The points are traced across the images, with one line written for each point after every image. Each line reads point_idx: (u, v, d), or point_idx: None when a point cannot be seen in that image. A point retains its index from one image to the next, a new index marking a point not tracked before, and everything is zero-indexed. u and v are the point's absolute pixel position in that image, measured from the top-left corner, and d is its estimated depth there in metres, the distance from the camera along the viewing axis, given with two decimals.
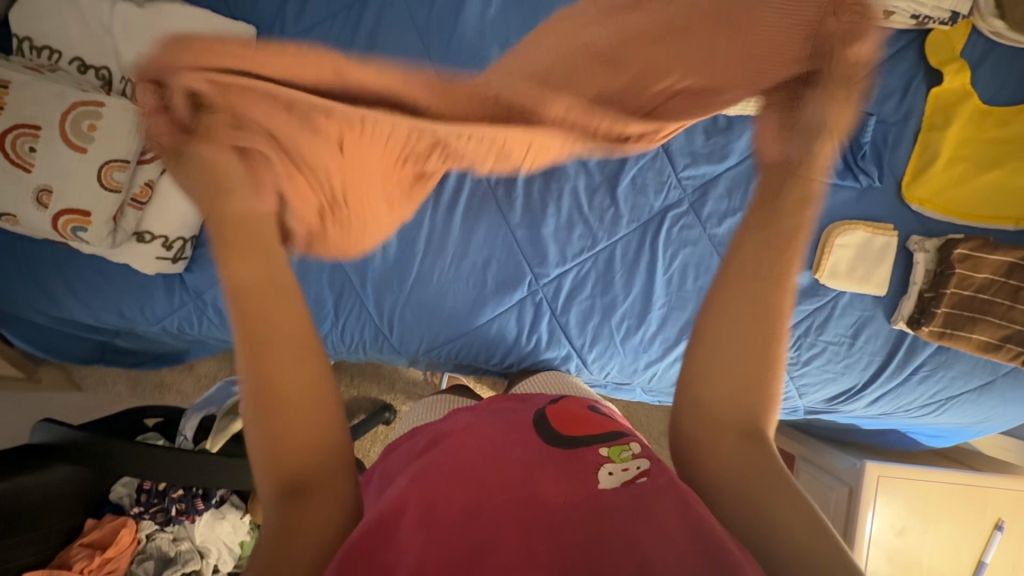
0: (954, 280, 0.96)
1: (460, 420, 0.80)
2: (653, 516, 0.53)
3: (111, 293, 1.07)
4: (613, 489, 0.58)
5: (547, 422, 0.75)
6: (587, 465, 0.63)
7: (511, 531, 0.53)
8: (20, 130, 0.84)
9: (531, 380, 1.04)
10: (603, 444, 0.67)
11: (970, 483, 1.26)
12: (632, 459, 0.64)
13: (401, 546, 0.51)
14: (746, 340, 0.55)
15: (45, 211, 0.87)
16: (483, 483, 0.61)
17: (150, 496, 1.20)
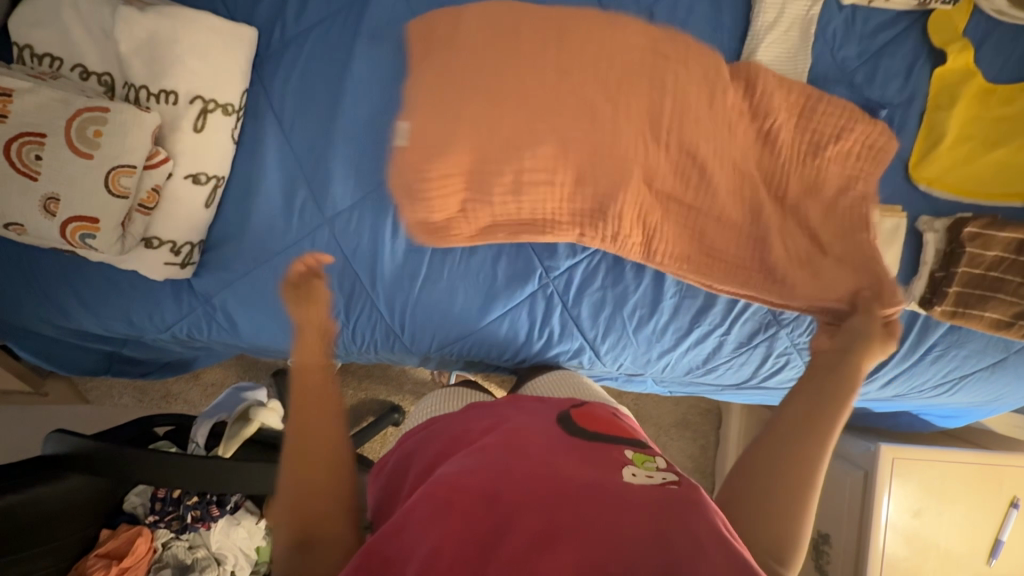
0: (965, 258, 0.96)
1: (481, 414, 0.81)
2: (684, 521, 0.56)
3: (118, 301, 1.07)
4: (642, 486, 0.61)
5: (574, 422, 0.77)
6: (613, 462, 0.66)
7: (530, 519, 0.55)
8: (26, 138, 0.84)
9: (540, 381, 1.03)
10: (629, 447, 0.71)
11: (985, 462, 1.26)
12: (656, 470, 0.66)
13: (414, 536, 0.54)
14: (793, 461, 0.69)
15: (53, 219, 0.87)
16: (505, 465, 0.63)
17: (164, 504, 1.20)
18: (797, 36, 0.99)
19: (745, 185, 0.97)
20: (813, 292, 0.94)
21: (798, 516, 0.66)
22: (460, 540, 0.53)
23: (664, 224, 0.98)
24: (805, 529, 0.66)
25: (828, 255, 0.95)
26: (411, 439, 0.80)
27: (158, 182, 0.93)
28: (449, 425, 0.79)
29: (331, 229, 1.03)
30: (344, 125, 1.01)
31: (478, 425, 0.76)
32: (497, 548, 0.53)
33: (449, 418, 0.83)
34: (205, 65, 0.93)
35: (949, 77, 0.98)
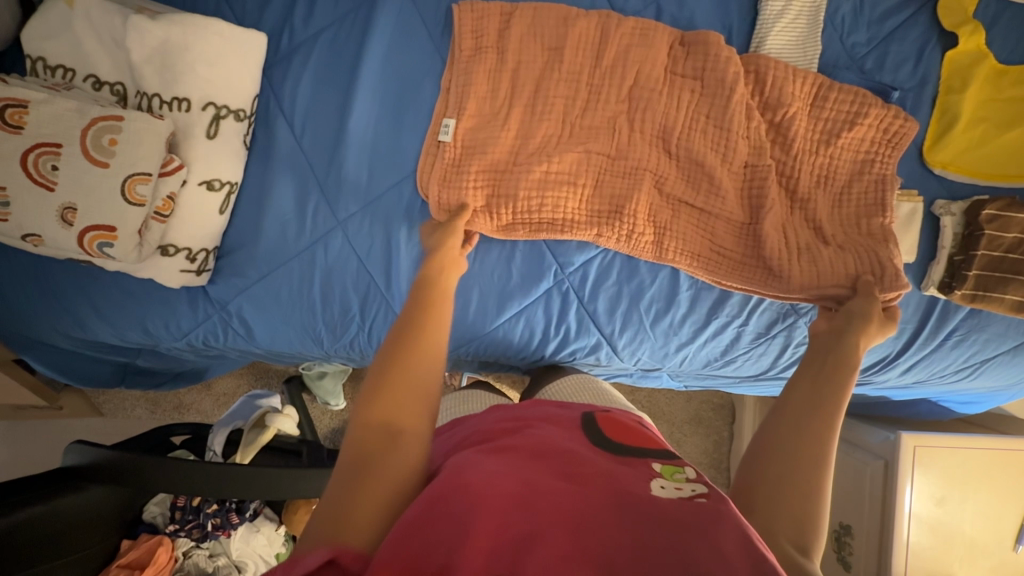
0: (983, 241, 0.95)
1: (508, 414, 0.81)
2: (714, 535, 0.56)
3: (136, 310, 1.07)
4: (670, 500, 0.61)
5: (595, 426, 0.77)
6: (641, 474, 0.66)
7: (561, 523, 0.56)
8: (42, 149, 0.84)
9: (563, 385, 1.03)
10: (657, 460, 0.71)
11: (1008, 448, 1.25)
12: (685, 482, 0.66)
13: (446, 530, 0.54)
14: (806, 443, 0.68)
15: (70, 229, 0.87)
16: (535, 472, 0.64)
17: (184, 513, 1.18)
18: (806, 24, 0.99)
19: (752, 178, 0.97)
20: (812, 279, 0.93)
21: (817, 499, 0.63)
22: (493, 536, 0.54)
23: (675, 220, 0.98)
24: (824, 510, 0.63)
25: (830, 242, 0.95)
26: (439, 442, 0.81)
27: (172, 190, 0.93)
28: (474, 427, 0.80)
29: (344, 232, 1.03)
30: (359, 130, 1.01)
31: (504, 426, 0.77)
32: (527, 547, 0.52)
33: (473, 419, 0.83)
34: (216, 71, 0.93)
35: (960, 60, 0.98)
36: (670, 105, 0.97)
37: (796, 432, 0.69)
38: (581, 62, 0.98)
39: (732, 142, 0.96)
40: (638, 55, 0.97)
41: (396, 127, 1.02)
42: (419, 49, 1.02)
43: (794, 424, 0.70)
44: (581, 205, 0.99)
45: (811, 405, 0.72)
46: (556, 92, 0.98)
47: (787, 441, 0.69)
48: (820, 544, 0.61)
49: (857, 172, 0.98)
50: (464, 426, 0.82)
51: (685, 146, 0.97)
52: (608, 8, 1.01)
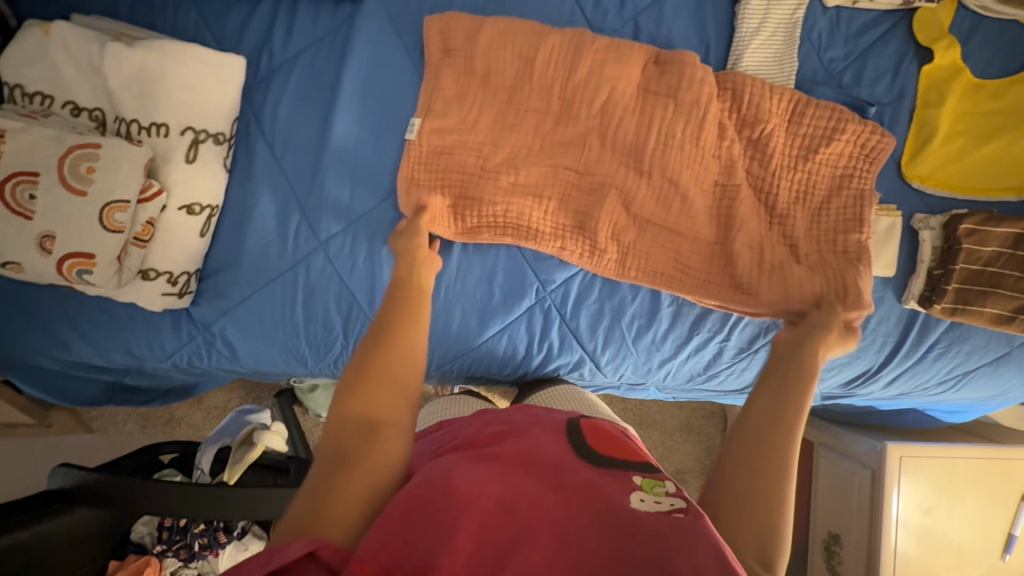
0: (962, 255, 0.95)
1: (498, 418, 0.81)
2: (690, 550, 0.55)
3: (120, 333, 1.07)
4: (648, 513, 0.62)
5: (583, 435, 0.77)
6: (622, 486, 0.66)
7: (547, 531, 0.57)
8: (19, 178, 0.85)
9: (546, 394, 1.04)
10: (638, 473, 0.71)
11: (996, 457, 1.25)
12: (665, 496, 0.66)
13: (431, 531, 0.54)
14: (770, 455, 0.67)
15: (49, 257, 0.87)
16: (522, 480, 0.64)
17: (172, 532, 1.19)
18: (782, 40, 0.99)
19: (722, 197, 0.98)
20: (780, 295, 0.94)
21: (779, 510, 0.63)
22: (478, 539, 0.55)
23: (640, 240, 0.99)
24: (785, 524, 0.63)
25: (803, 261, 0.96)
26: (423, 444, 0.81)
27: (152, 215, 0.93)
28: (462, 429, 0.80)
29: (326, 252, 1.04)
30: (341, 149, 1.02)
31: (492, 429, 0.77)
32: (511, 554, 0.54)
33: (460, 422, 0.83)
34: (193, 97, 0.93)
35: (937, 73, 0.98)
36: (642, 123, 0.97)
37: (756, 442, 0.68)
38: (552, 77, 0.98)
39: (704, 163, 0.97)
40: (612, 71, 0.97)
41: (374, 149, 1.03)
42: (397, 70, 1.02)
43: (757, 438, 0.69)
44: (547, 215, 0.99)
45: (772, 420, 0.70)
46: (529, 106, 0.99)
47: (751, 442, 0.68)
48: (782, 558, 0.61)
49: (836, 188, 0.98)
50: (450, 428, 0.82)
51: (657, 162, 0.97)
52: (585, 24, 1.01)
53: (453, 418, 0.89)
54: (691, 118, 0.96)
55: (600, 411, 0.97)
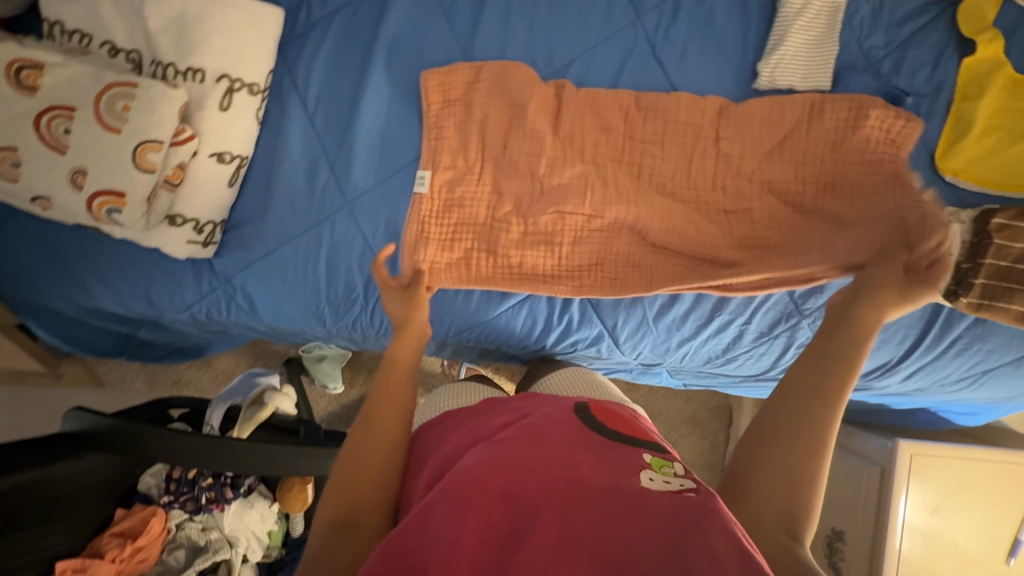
0: (992, 250, 0.94)
1: (505, 406, 0.81)
2: (704, 531, 0.55)
3: (142, 280, 1.07)
4: (660, 492, 0.62)
5: (592, 416, 0.77)
6: (630, 463, 0.66)
7: (550, 516, 0.57)
8: (55, 112, 0.85)
9: (552, 377, 1.03)
10: (648, 451, 0.71)
11: (1004, 461, 1.24)
12: (674, 476, 0.66)
13: (433, 535, 0.56)
14: (806, 424, 0.66)
15: (79, 193, 0.87)
16: (524, 465, 0.64)
17: (180, 484, 1.21)
18: (824, 24, 0.98)
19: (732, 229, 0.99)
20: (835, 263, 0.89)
21: (811, 482, 0.64)
22: (480, 536, 0.56)
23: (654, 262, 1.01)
24: (817, 496, 0.63)
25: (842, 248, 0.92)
26: (430, 433, 0.81)
27: (183, 160, 0.93)
28: (469, 419, 0.80)
29: (351, 212, 1.03)
30: (373, 108, 1.02)
31: (498, 420, 0.76)
32: (511, 551, 0.55)
33: (468, 411, 0.83)
34: (230, 43, 0.93)
35: (977, 67, 0.97)
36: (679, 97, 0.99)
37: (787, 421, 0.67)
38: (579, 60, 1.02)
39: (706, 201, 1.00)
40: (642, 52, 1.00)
41: (406, 112, 1.03)
42: (434, 33, 1.02)
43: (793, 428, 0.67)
44: (559, 262, 1.02)
45: (811, 393, 0.68)
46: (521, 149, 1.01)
47: (789, 408, 0.68)
48: (810, 532, 0.61)
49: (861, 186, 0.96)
50: (458, 419, 0.82)
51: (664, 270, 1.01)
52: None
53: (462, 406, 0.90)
54: (697, 192, 1.00)
55: (605, 393, 0.96)
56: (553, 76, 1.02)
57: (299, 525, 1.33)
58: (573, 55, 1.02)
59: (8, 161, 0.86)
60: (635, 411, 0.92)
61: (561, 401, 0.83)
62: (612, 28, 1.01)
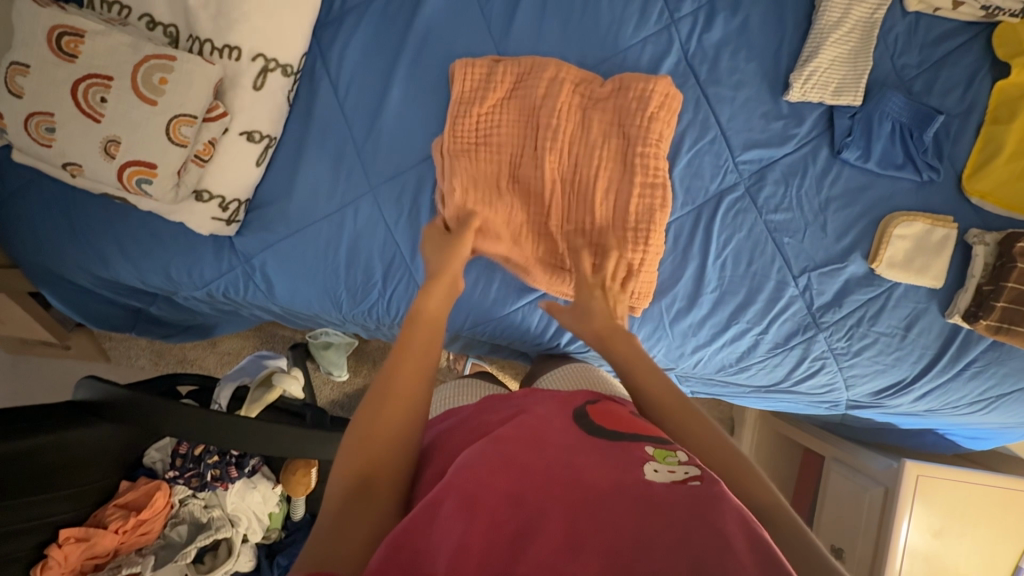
0: (1016, 273, 0.93)
1: (501, 406, 0.83)
2: (717, 519, 0.56)
3: (162, 254, 1.08)
4: (663, 484, 0.63)
5: (591, 418, 0.78)
6: (634, 458, 0.67)
7: (558, 515, 0.58)
8: (92, 80, 0.85)
9: (561, 372, 1.03)
10: (650, 443, 0.72)
11: (1013, 488, 1.23)
12: (678, 464, 0.67)
13: (441, 532, 0.55)
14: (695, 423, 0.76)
15: (111, 162, 0.88)
16: (527, 466, 0.65)
17: (185, 460, 1.19)
18: (858, 39, 0.98)
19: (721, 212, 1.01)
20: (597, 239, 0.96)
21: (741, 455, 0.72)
22: (488, 536, 0.55)
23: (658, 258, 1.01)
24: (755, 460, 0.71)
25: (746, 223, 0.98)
26: (432, 433, 0.82)
27: (214, 135, 0.93)
28: (469, 419, 0.81)
29: (374, 198, 1.04)
30: (402, 96, 1.03)
31: (496, 420, 0.78)
32: (521, 544, 0.55)
33: (467, 411, 0.85)
34: (268, 21, 0.93)
35: (1010, 91, 0.97)
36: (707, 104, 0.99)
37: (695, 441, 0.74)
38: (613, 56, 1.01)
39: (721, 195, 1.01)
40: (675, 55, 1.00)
41: (435, 102, 1.03)
42: (468, 25, 1.02)
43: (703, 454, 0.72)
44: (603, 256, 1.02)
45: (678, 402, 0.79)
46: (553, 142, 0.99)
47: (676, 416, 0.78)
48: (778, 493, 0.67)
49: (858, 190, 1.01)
50: (455, 420, 0.83)
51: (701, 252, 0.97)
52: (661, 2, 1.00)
53: (461, 407, 0.91)
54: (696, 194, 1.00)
55: (614, 390, 0.96)
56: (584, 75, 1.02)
57: (299, 510, 1.33)
58: (605, 55, 1.02)
59: (42, 126, 0.86)
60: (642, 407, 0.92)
61: (559, 401, 0.84)
62: (647, 29, 1.01)
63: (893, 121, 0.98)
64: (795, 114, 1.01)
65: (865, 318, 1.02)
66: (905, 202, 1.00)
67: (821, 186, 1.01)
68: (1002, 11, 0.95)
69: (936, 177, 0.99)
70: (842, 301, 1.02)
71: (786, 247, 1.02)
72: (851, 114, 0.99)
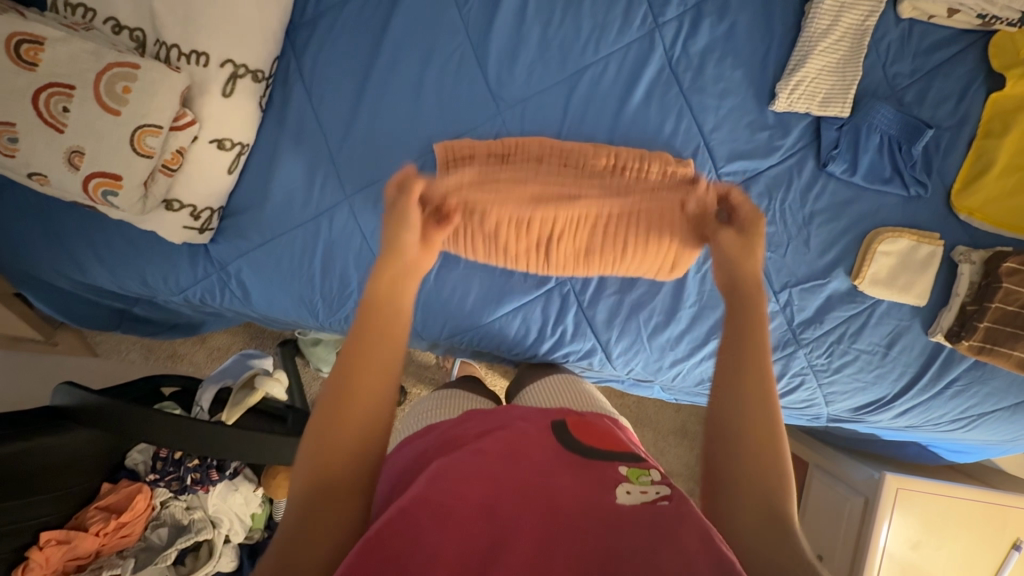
0: (999, 294, 0.92)
1: (479, 419, 0.81)
2: (678, 539, 0.56)
3: (136, 260, 1.07)
4: (633, 506, 0.62)
5: (568, 432, 0.77)
6: (607, 479, 0.67)
7: (530, 532, 0.57)
8: (54, 89, 0.83)
9: (541, 384, 1.02)
10: (624, 463, 0.71)
11: (993, 501, 1.22)
12: (650, 484, 0.67)
13: (415, 542, 0.54)
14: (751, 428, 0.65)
15: (76, 173, 0.86)
16: (503, 485, 0.64)
17: (166, 464, 1.20)
18: (848, 47, 0.94)
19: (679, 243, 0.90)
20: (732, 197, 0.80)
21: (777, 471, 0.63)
22: (460, 551, 0.54)
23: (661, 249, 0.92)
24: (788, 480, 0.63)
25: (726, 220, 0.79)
26: (405, 451, 0.79)
27: (182, 144, 0.91)
28: (446, 433, 0.79)
29: (351, 205, 1.02)
30: (376, 101, 1.00)
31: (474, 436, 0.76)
32: (495, 559, 0.54)
33: (446, 425, 0.82)
34: (237, 27, 0.91)
35: (1004, 103, 0.93)
36: (689, 117, 0.98)
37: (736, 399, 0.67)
38: (593, 61, 0.98)
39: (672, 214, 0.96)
40: (658, 62, 0.97)
41: (411, 110, 1.00)
42: (446, 28, 0.99)
43: (739, 437, 0.65)
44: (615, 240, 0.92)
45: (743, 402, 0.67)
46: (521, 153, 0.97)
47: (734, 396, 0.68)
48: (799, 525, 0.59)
49: (873, 202, 0.97)
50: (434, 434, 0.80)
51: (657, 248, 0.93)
52: (646, 4, 0.96)
53: (440, 420, 0.88)
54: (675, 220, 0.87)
55: (597, 404, 0.94)
56: (566, 80, 0.99)
57: (281, 510, 1.36)
58: (585, 62, 0.98)
59: (4, 137, 0.84)
60: (626, 426, 0.92)
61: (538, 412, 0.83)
62: (632, 33, 0.97)
63: (882, 133, 0.94)
64: (780, 126, 0.97)
65: (846, 334, 1.00)
66: (892, 217, 0.97)
67: (806, 200, 0.98)
68: (1000, 20, 0.91)
69: (924, 193, 0.96)
70: (823, 318, 1.00)
71: (768, 261, 1.00)
72: (838, 125, 0.96)
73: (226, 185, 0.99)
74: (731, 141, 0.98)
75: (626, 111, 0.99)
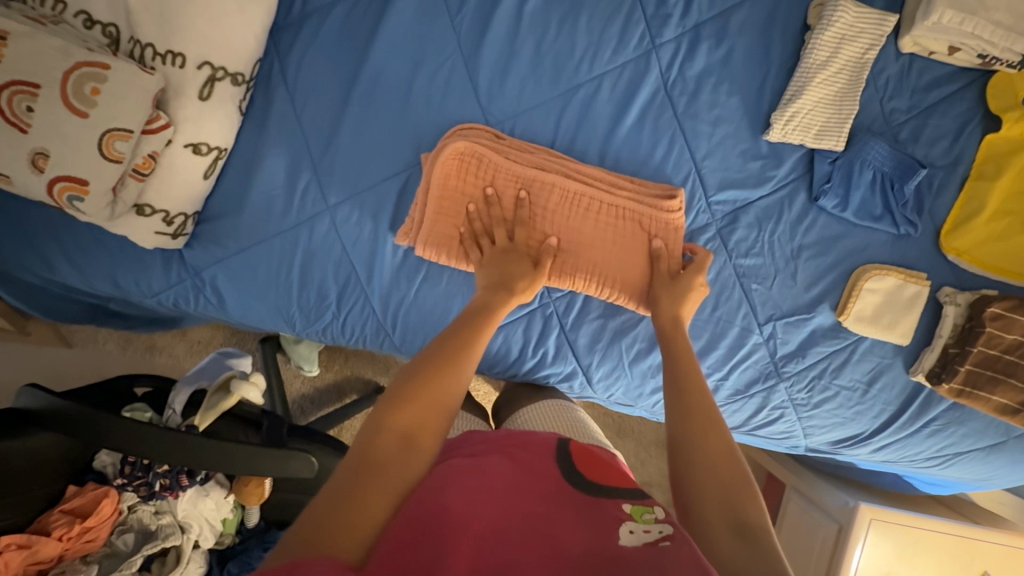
0: (982, 338, 0.91)
1: (471, 443, 0.78)
2: None
3: (108, 261, 1.03)
4: (634, 549, 0.58)
5: (570, 462, 0.74)
6: (609, 519, 0.63)
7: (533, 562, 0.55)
8: (17, 87, 0.78)
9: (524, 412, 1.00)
10: (627, 500, 0.68)
11: (962, 534, 1.24)
12: (654, 523, 0.63)
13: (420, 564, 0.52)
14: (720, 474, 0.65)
15: (41, 176, 0.83)
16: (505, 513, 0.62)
17: (134, 468, 1.17)
18: (847, 80, 0.92)
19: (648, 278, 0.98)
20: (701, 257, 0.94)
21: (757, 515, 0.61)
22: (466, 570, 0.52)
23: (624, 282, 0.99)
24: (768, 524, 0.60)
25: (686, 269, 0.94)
26: None
27: (155, 149, 0.88)
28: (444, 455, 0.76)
29: (333, 217, 0.99)
30: (361, 109, 0.97)
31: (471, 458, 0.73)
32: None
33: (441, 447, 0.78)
34: (217, 29, 0.87)
35: (998, 145, 0.92)
36: (682, 142, 0.96)
37: (690, 422, 0.71)
38: (587, 79, 0.95)
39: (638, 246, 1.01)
40: (653, 84, 0.95)
41: (398, 122, 0.97)
42: (436, 37, 0.95)
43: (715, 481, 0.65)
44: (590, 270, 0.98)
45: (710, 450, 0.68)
46: (511, 171, 0.96)
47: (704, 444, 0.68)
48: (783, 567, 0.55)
49: (862, 238, 0.96)
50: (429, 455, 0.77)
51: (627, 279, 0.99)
52: (644, 23, 0.93)
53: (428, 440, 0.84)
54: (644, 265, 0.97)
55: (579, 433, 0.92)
56: (558, 98, 0.96)
57: (253, 517, 1.30)
58: (579, 81, 0.95)
59: None
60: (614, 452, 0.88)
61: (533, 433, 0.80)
62: (628, 53, 0.94)
63: (875, 169, 0.93)
64: (774, 156, 0.96)
65: (828, 370, 1.00)
66: (880, 255, 0.96)
67: (796, 233, 0.97)
68: (999, 61, 0.89)
69: (914, 232, 0.95)
70: (806, 352, 0.99)
71: (754, 293, 0.99)
72: (832, 159, 0.94)
73: (201, 190, 0.96)
74: (724, 169, 0.96)
75: (618, 134, 0.96)
